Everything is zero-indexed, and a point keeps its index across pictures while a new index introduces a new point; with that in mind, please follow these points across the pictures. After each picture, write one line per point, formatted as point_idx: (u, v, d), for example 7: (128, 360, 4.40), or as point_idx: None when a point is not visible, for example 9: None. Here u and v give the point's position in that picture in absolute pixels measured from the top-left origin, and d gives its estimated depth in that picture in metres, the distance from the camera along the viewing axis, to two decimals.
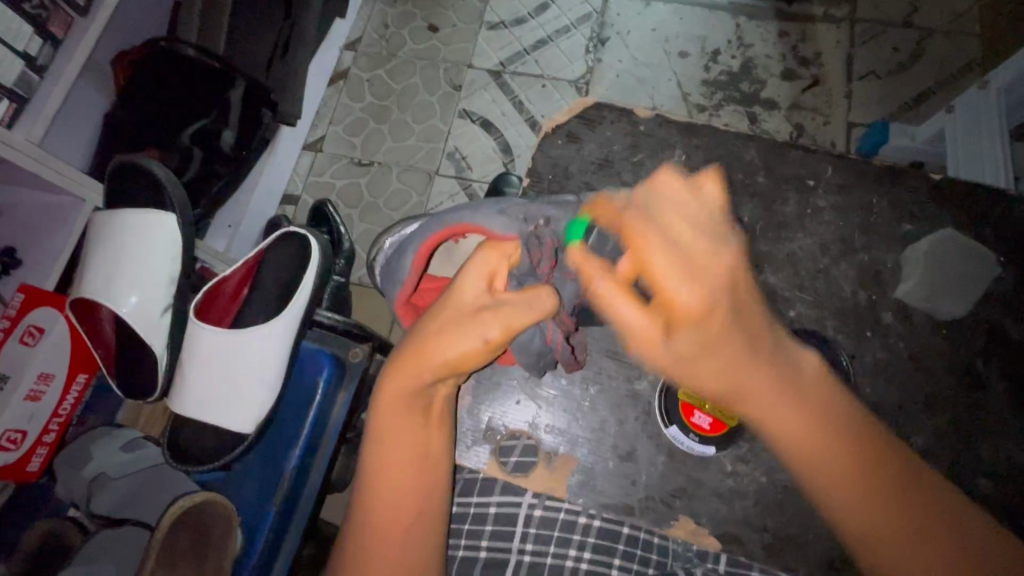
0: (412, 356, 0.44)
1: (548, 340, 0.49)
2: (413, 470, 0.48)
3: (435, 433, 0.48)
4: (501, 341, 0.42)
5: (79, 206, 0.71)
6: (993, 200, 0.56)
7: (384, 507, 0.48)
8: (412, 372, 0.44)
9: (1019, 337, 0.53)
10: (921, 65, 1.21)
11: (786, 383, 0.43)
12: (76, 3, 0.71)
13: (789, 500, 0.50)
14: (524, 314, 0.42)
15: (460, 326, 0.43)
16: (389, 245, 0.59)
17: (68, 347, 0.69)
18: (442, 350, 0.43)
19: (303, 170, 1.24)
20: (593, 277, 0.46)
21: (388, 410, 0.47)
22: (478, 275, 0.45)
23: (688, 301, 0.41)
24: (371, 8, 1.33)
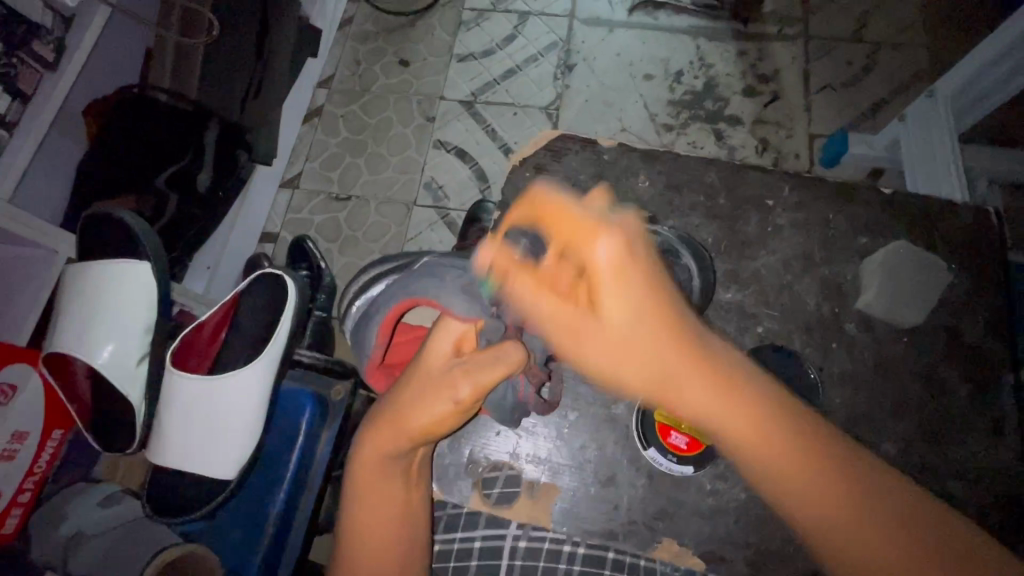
0: (390, 422, 0.46)
1: (521, 395, 0.51)
2: (393, 528, 0.48)
3: (413, 489, 0.49)
4: (472, 400, 0.44)
5: (50, 257, 0.70)
6: (941, 210, 0.58)
7: (366, 564, 0.47)
8: (391, 437, 0.46)
9: (977, 339, 0.55)
10: (874, 76, 1.27)
11: (718, 387, 0.40)
12: (44, 60, 0.72)
13: (769, 514, 0.51)
14: (491, 371, 0.43)
15: (431, 391, 0.45)
16: (357, 305, 0.59)
17: (43, 404, 0.68)
18: (414, 416, 0.44)
19: (281, 208, 1.25)
20: (506, 269, 0.47)
21: (366, 476, 0.47)
22: (446, 341, 0.48)
23: (601, 259, 0.41)
24: (343, 47, 1.36)
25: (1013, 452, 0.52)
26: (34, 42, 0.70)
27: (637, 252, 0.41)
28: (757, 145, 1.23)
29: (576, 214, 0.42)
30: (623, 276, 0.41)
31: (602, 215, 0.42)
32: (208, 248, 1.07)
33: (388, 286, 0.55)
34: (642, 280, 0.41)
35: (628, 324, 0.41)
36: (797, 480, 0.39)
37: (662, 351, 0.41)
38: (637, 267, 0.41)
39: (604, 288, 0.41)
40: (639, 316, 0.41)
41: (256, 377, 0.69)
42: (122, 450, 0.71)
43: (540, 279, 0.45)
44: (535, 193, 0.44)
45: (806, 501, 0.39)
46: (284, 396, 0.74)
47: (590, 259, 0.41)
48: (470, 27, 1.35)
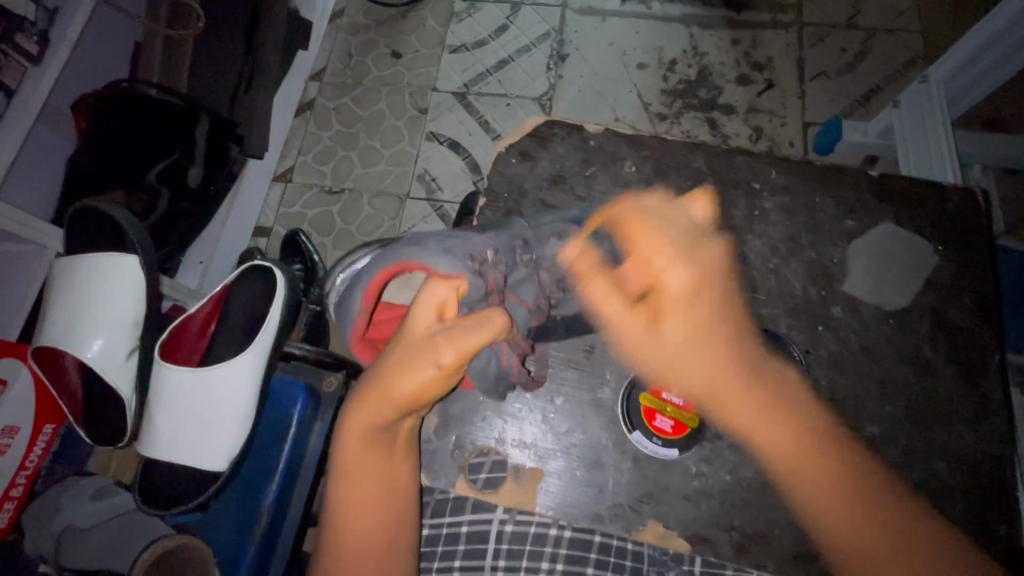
0: (376, 391, 0.45)
1: (505, 363, 0.50)
2: (379, 501, 0.48)
3: (399, 461, 0.49)
4: (453, 367, 0.42)
5: (38, 253, 0.70)
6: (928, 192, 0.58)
7: (353, 534, 0.48)
8: (378, 406, 0.45)
9: (964, 321, 0.55)
10: (868, 63, 1.26)
11: (761, 393, 0.50)
12: (29, 54, 0.72)
13: (754, 497, 0.51)
14: (469, 338, 0.42)
15: (410, 360, 0.44)
16: (342, 280, 0.59)
17: (34, 399, 0.68)
18: (395, 387, 0.44)
19: (274, 202, 1.25)
20: (589, 269, 0.54)
21: (354, 448, 0.48)
22: (429, 307, 0.46)
23: (673, 285, 0.51)
24: (335, 39, 1.35)
25: (999, 433, 0.52)
26: (18, 35, 0.70)
27: (709, 295, 0.52)
28: (751, 133, 1.22)
29: (661, 234, 0.52)
30: (687, 300, 0.51)
31: (686, 247, 0.52)
32: (200, 242, 1.07)
33: (372, 258, 0.54)
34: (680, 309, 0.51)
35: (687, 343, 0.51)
36: (776, 440, 0.49)
37: (710, 358, 0.50)
38: (703, 296, 0.51)
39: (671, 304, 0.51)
40: (695, 343, 0.50)
41: (244, 366, 0.68)
42: (113, 442, 0.71)
43: (614, 282, 0.53)
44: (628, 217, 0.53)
45: (808, 489, 0.48)
46: (275, 386, 0.73)
47: (669, 281, 0.51)
48: (462, 17, 1.34)
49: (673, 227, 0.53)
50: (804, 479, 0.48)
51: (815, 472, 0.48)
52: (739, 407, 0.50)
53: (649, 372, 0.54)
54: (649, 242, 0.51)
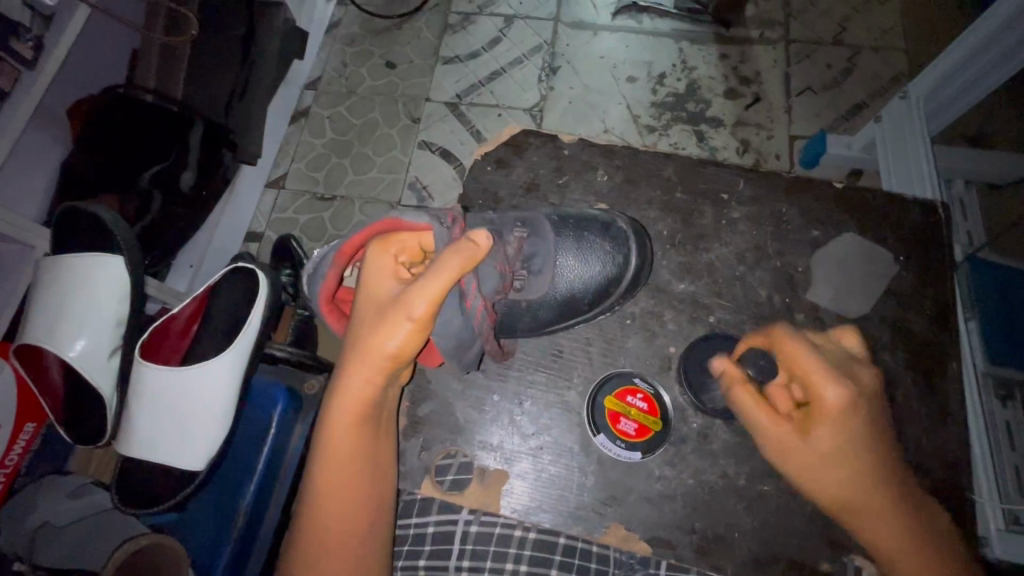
0: (361, 351, 0.47)
1: (469, 306, 0.48)
2: (364, 481, 0.49)
3: (382, 433, 0.50)
4: (428, 318, 0.44)
5: (28, 253, 0.73)
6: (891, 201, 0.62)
7: (337, 522, 0.48)
8: (364, 368, 0.46)
9: (922, 329, 0.58)
10: (853, 79, 1.28)
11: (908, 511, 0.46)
12: (24, 58, 0.73)
13: (715, 499, 0.52)
14: (438, 284, 0.43)
15: (389, 318, 0.45)
16: (316, 256, 0.60)
17: (14, 397, 0.70)
18: (378, 347, 0.45)
19: (267, 207, 1.26)
20: (741, 390, 0.48)
21: (341, 418, 0.48)
22: (393, 270, 0.49)
23: (832, 401, 0.44)
24: (331, 49, 1.38)
25: (954, 438, 0.55)
26: (14, 40, 0.72)
27: (868, 404, 0.45)
28: (737, 146, 1.24)
29: (813, 358, 0.45)
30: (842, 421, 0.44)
31: (839, 367, 0.45)
32: (194, 245, 1.08)
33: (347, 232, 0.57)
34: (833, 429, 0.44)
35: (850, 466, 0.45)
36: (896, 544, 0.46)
37: (853, 476, 0.45)
38: (854, 422, 0.44)
39: (823, 422, 0.44)
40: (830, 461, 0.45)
41: (223, 368, 0.69)
42: (95, 440, 0.71)
43: (769, 409, 0.47)
44: (781, 339, 0.46)
45: None
46: (256, 388, 0.75)
47: (824, 401, 0.44)
48: (456, 30, 1.37)
49: (815, 353, 0.45)
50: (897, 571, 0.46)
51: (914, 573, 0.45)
52: (867, 512, 0.46)
53: (615, 376, 0.55)
54: (823, 371, 0.44)
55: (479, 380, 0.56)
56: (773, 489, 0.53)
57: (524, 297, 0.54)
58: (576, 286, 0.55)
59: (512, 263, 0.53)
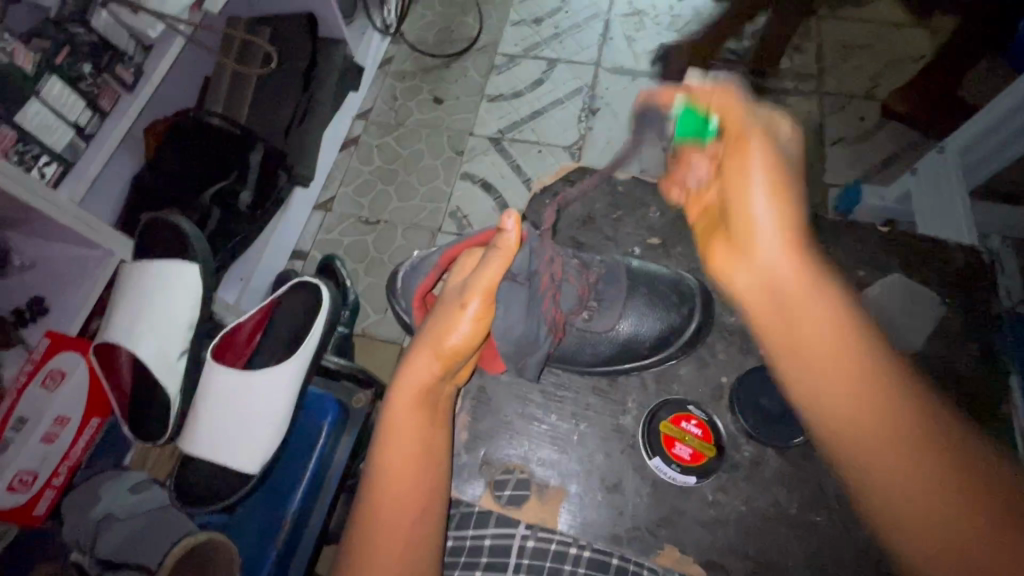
0: (423, 341, 0.52)
1: (551, 315, 0.58)
2: (418, 471, 0.50)
3: (438, 428, 0.52)
4: (483, 311, 0.51)
5: (105, 258, 0.77)
6: (925, 250, 0.69)
7: (395, 498, 0.49)
8: (425, 358, 0.52)
9: (970, 373, 0.62)
10: (887, 132, 1.32)
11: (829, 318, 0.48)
12: (124, 82, 0.81)
13: (768, 528, 0.55)
14: (492, 273, 0.51)
15: (452, 311, 0.52)
16: (404, 266, 0.67)
17: (86, 391, 0.73)
18: (439, 336, 0.51)
19: (313, 228, 1.31)
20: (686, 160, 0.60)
21: (403, 400, 0.51)
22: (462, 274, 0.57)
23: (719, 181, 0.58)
24: (382, 83, 1.46)
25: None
26: (118, 65, 0.79)
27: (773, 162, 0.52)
28: None
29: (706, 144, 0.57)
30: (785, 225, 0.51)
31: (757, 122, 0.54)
32: (244, 261, 1.14)
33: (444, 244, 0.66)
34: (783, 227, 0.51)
35: (777, 263, 0.51)
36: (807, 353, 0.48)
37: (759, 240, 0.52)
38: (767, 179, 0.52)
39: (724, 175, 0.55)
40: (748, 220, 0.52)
41: (284, 376, 0.72)
42: (154, 440, 0.74)
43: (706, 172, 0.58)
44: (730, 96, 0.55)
45: (837, 405, 0.45)
46: (309, 398, 0.77)
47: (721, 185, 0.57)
48: (501, 71, 1.45)
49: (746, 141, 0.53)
50: (827, 387, 0.46)
51: (872, 418, 0.44)
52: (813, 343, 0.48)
53: (668, 404, 0.60)
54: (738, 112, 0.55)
55: (535, 399, 0.61)
56: (825, 519, 0.55)
57: (592, 326, 0.61)
58: (638, 332, 0.60)
59: (584, 292, 0.61)
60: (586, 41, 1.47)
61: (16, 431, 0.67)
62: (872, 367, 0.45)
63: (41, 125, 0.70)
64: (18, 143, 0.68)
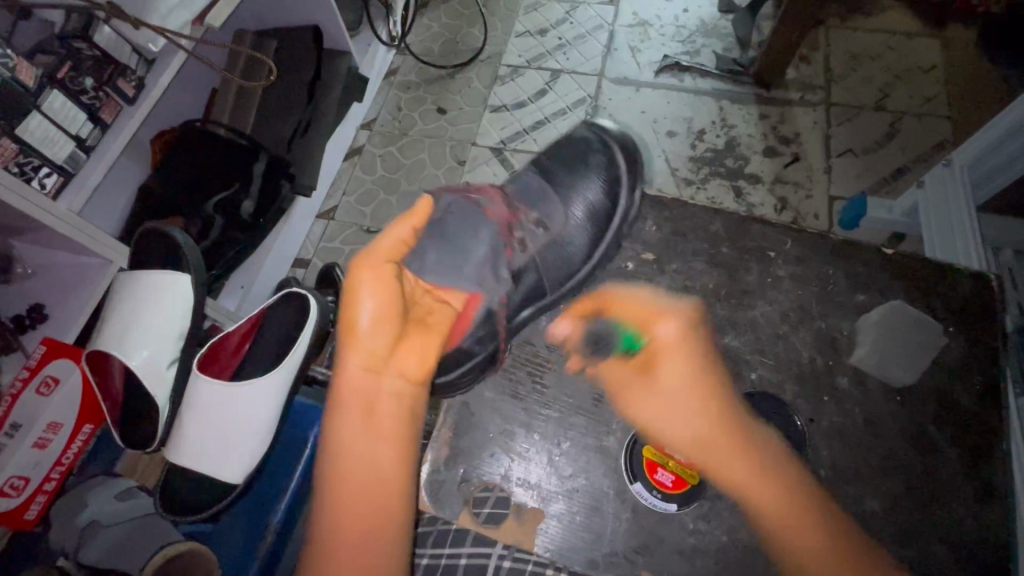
0: (344, 337, 0.56)
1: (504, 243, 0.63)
2: (373, 465, 0.53)
3: (382, 414, 0.55)
4: (381, 279, 0.56)
5: (105, 266, 0.78)
6: (929, 270, 0.66)
7: (348, 493, 0.52)
8: (349, 349, 0.56)
9: (968, 403, 0.60)
10: (896, 144, 1.29)
11: (742, 440, 0.56)
12: (126, 95, 0.82)
13: (745, 557, 0.55)
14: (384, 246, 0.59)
15: (356, 290, 0.56)
16: None
17: (79, 398, 0.75)
18: (354, 319, 0.55)
19: (316, 237, 1.33)
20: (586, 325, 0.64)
21: (339, 401, 0.55)
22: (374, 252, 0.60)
23: (669, 340, 0.62)
24: (388, 94, 1.48)
25: (992, 520, 0.56)
26: (120, 80, 0.80)
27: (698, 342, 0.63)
28: (776, 204, 1.25)
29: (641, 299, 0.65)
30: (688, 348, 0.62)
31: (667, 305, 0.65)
32: (245, 269, 1.15)
33: None
34: (682, 352, 0.61)
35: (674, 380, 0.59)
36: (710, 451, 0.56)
37: (692, 406, 0.57)
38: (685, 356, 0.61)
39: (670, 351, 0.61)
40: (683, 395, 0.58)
41: (268, 387, 0.73)
42: (144, 447, 0.75)
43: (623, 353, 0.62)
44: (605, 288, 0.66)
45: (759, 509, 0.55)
46: (295, 409, 0.78)
47: (663, 335, 0.62)
48: (505, 81, 1.46)
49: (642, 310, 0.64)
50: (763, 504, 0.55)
51: (764, 490, 0.55)
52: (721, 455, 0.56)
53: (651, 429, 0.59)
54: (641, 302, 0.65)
55: (519, 418, 0.61)
56: None
57: (552, 232, 0.66)
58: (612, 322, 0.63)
59: (516, 213, 0.66)
60: (591, 52, 1.47)
61: (10, 437, 0.68)
62: (766, 471, 0.55)
63: (43, 137, 0.72)
64: (20, 155, 0.70)
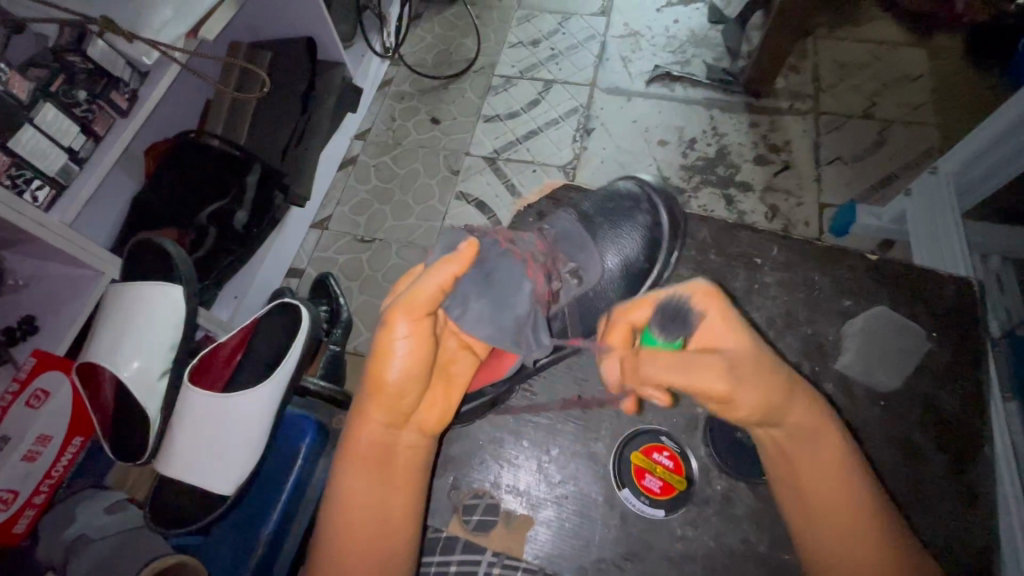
0: (371, 386, 0.51)
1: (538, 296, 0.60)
2: (377, 519, 0.50)
3: (394, 476, 0.52)
4: (413, 334, 0.50)
5: (97, 278, 0.78)
6: (912, 277, 0.67)
7: (350, 542, 0.50)
8: (372, 401, 0.51)
9: (954, 407, 0.61)
10: (883, 151, 1.31)
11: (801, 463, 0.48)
12: (119, 107, 0.82)
13: (735, 564, 0.55)
14: (426, 284, 0.51)
15: (387, 340, 0.50)
16: None
17: (69, 410, 0.75)
18: (381, 372, 0.50)
19: (309, 246, 1.33)
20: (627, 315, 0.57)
21: (352, 456, 0.51)
22: (430, 283, 0.51)
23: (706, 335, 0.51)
24: (382, 104, 1.49)
25: (980, 524, 0.56)
26: (113, 92, 0.81)
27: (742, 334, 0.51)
28: (767, 211, 1.26)
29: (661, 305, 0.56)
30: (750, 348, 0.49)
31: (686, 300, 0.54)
32: (237, 280, 1.15)
33: None
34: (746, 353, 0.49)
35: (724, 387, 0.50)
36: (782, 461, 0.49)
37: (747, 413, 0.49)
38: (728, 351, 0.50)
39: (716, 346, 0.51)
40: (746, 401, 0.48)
41: (261, 396, 0.73)
42: (135, 457, 0.75)
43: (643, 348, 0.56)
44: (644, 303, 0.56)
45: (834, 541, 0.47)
46: (288, 418, 0.78)
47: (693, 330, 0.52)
48: (498, 91, 1.47)
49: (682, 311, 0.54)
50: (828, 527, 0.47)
51: (846, 512, 0.47)
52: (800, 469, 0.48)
53: (639, 434, 0.60)
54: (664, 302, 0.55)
55: (508, 426, 0.61)
56: (793, 559, 0.55)
57: (586, 285, 0.65)
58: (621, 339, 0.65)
59: (556, 261, 0.65)
60: (583, 62, 1.49)
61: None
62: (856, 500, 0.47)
63: (35, 149, 0.72)
64: (12, 168, 0.70)
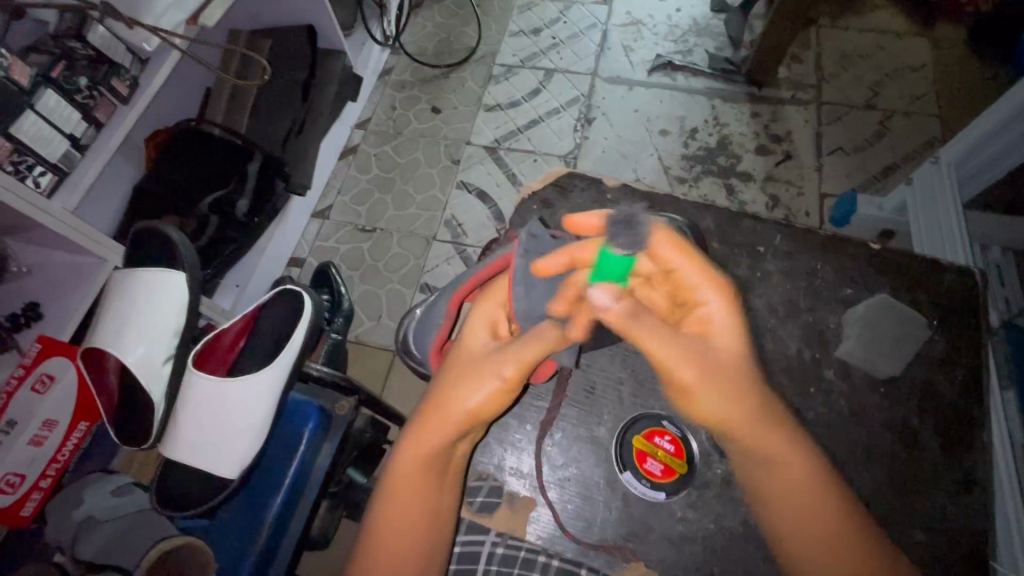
0: (438, 411, 0.52)
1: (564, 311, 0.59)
2: (423, 530, 0.52)
3: (446, 491, 0.53)
4: (516, 377, 0.52)
5: (100, 265, 0.79)
6: (912, 266, 0.67)
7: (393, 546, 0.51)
8: (438, 425, 0.52)
9: (953, 394, 0.62)
10: (885, 141, 1.31)
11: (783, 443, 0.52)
12: (120, 94, 0.82)
13: (733, 546, 0.56)
14: (529, 352, 0.53)
15: (480, 374, 0.52)
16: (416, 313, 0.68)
17: (75, 396, 0.76)
18: (461, 401, 0.52)
19: (311, 236, 1.33)
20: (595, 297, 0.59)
21: (408, 467, 0.52)
22: (485, 326, 0.58)
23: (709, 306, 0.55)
24: (383, 93, 1.48)
25: (974, 507, 0.57)
26: (114, 79, 0.80)
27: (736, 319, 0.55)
28: (767, 201, 1.27)
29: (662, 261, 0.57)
30: (737, 327, 0.55)
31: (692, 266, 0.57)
32: (239, 268, 1.15)
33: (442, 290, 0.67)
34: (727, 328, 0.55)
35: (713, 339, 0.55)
36: (752, 434, 0.52)
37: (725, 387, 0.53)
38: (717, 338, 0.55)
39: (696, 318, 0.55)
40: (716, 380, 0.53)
41: (266, 383, 0.75)
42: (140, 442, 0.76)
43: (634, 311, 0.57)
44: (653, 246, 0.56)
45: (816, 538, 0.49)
46: (290, 405, 0.77)
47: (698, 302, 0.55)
48: (499, 80, 1.46)
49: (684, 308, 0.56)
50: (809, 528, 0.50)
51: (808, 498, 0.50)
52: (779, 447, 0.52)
53: (642, 418, 0.61)
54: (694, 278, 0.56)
55: (511, 410, 0.61)
56: None
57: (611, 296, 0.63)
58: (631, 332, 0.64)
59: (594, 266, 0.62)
60: (584, 51, 1.48)
61: (7, 433, 0.69)
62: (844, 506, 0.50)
63: (37, 136, 0.72)
64: (14, 154, 0.70)
